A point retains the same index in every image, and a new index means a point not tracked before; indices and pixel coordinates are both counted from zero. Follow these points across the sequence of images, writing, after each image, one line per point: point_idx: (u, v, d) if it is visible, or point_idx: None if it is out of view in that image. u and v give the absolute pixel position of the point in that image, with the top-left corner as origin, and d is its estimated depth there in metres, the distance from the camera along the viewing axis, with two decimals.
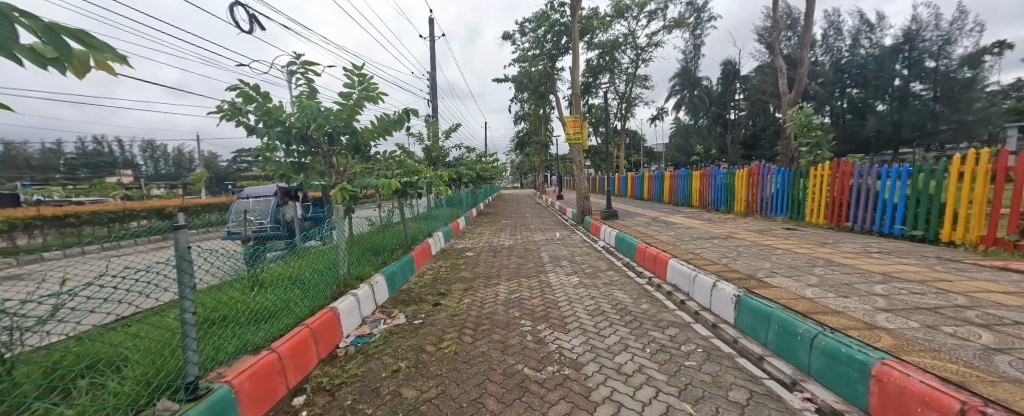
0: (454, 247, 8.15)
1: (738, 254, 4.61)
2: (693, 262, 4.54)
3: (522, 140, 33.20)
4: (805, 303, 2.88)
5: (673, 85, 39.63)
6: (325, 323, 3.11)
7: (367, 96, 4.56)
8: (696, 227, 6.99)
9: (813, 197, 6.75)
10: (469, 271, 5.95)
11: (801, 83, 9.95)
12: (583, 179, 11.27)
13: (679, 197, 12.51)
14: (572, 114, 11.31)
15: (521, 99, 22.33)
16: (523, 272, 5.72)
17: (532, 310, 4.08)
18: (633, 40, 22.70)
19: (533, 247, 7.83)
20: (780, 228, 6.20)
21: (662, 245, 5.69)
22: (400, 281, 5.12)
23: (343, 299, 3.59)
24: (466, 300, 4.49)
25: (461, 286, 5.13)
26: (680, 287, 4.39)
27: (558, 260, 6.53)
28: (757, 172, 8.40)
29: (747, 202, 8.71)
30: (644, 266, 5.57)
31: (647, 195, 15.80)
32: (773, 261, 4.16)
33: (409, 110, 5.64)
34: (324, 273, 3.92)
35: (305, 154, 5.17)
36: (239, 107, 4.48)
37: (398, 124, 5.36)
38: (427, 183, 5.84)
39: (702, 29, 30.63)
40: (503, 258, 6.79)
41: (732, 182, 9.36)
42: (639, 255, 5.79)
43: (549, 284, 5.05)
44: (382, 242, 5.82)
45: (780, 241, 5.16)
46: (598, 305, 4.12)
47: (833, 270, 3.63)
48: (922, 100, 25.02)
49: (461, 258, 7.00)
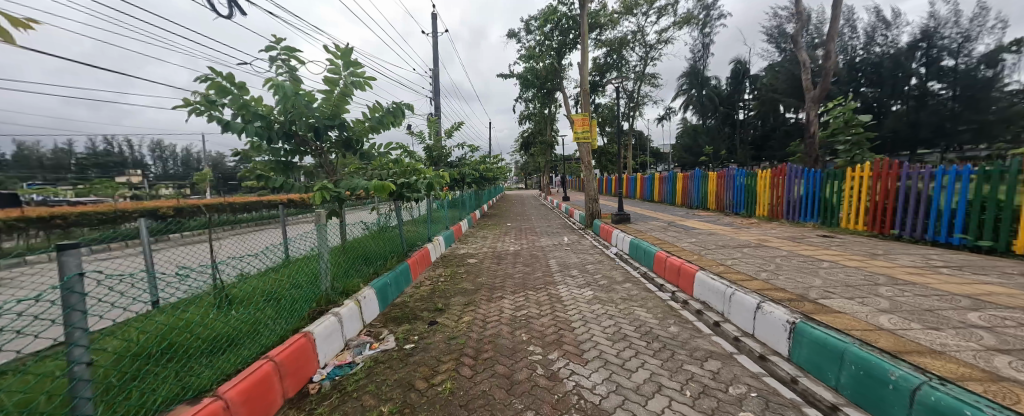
0: (455, 253, 7.62)
1: (778, 268, 4.02)
2: (725, 276, 3.96)
3: (527, 141, 32.69)
4: (889, 339, 2.30)
5: (681, 84, 38.87)
6: (296, 353, 2.60)
7: (355, 84, 4.36)
8: (719, 233, 6.39)
9: (850, 201, 6.12)
10: (471, 281, 5.42)
11: (827, 78, 9.32)
12: (592, 180, 10.70)
13: (693, 200, 11.89)
14: (581, 111, 10.76)
15: (526, 98, 21.79)
16: (530, 284, 5.18)
17: (542, 332, 3.53)
18: (642, 38, 22.13)
19: (540, 254, 7.27)
20: (815, 236, 5.58)
21: (686, 254, 5.12)
22: (393, 294, 4.60)
23: (323, 320, 3.09)
24: (467, 318, 3.95)
25: (461, 300, 4.59)
26: (712, 305, 3.82)
27: (568, 268, 5.97)
28: (782, 173, 7.79)
29: (771, 205, 8.08)
30: (665, 278, 5.00)
31: (657, 197, 15.20)
32: (822, 277, 3.58)
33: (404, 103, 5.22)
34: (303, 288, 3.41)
35: (292, 153, 4.70)
36: (212, 100, 3.96)
37: (394, 117, 4.94)
38: (426, 184, 5.30)
39: (711, 27, 30.04)
40: (509, 267, 6.25)
41: (753, 184, 8.74)
42: (660, 265, 5.22)
43: (561, 299, 4.49)
44: (376, 250, 5.27)
45: (822, 252, 4.56)
46: (618, 327, 3.55)
47: (902, 291, 3.07)
48: (940, 99, 24.15)
49: (463, 266, 6.46)
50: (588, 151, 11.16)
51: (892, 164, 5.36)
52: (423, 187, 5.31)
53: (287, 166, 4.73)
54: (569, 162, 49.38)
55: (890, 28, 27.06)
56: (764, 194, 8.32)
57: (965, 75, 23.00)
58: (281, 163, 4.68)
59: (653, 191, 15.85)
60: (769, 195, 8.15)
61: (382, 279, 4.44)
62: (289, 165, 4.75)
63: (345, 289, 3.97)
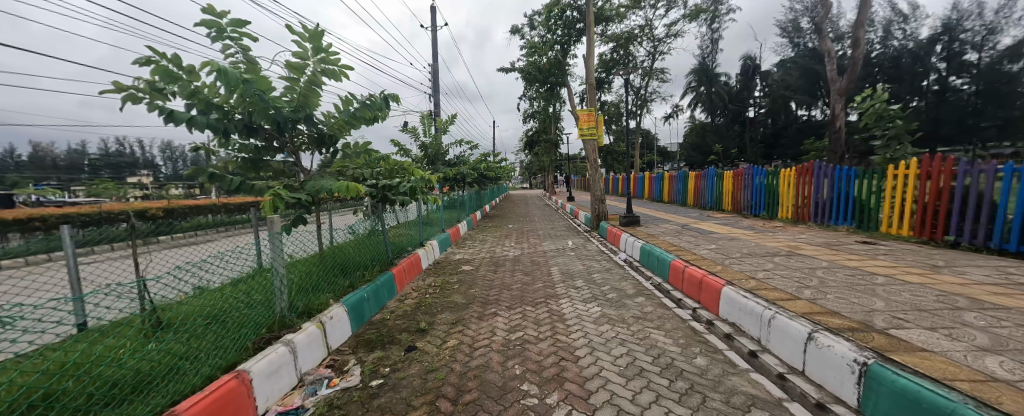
0: (450, 259, 7.05)
1: (823, 284, 3.38)
2: (760, 294, 3.32)
3: (532, 140, 32.06)
4: (1018, 399, 1.65)
5: (689, 81, 37.95)
6: (218, 405, 2.01)
7: (326, 72, 3.68)
8: (741, 239, 5.71)
9: (892, 202, 5.42)
10: (462, 294, 4.82)
11: (855, 68, 8.56)
12: (598, 180, 10.04)
13: (706, 200, 11.20)
14: (587, 106, 10.23)
15: (530, 96, 21.11)
16: (529, 297, 4.58)
17: (539, 363, 2.92)
18: (649, 32, 21.41)
19: (542, 260, 6.67)
20: (855, 243, 4.89)
21: (708, 264, 4.46)
22: (371, 310, 4.02)
23: (269, 352, 2.51)
24: (452, 342, 3.36)
25: (448, 317, 4.00)
26: (745, 329, 3.19)
27: (572, 278, 5.34)
28: (808, 172, 7.07)
29: (796, 207, 7.37)
30: (683, 292, 4.36)
31: (668, 198, 14.49)
32: (884, 297, 2.93)
33: (388, 95, 4.59)
34: (252, 312, 2.87)
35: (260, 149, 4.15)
36: (158, 88, 3.41)
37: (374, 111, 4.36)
38: (409, 187, 4.70)
39: (719, 22, 29.22)
40: (506, 276, 5.64)
41: (775, 184, 8.02)
42: (677, 276, 4.59)
43: (564, 318, 3.87)
44: (357, 259, 4.70)
45: (871, 263, 3.88)
46: (632, 358, 2.91)
47: (998, 320, 2.41)
48: (962, 95, 23.00)
49: (456, 275, 5.86)
50: (595, 148, 10.47)
51: (943, 162, 4.69)
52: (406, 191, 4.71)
53: (256, 163, 4.22)
54: (575, 161, 48.57)
55: (908, 21, 25.78)
56: (789, 195, 7.59)
57: (989, 69, 21.64)
58: (248, 159, 4.16)
59: (662, 191, 15.16)
60: (794, 196, 7.44)
61: (359, 292, 3.89)
62: (256, 162, 4.22)
63: (308, 309, 3.38)
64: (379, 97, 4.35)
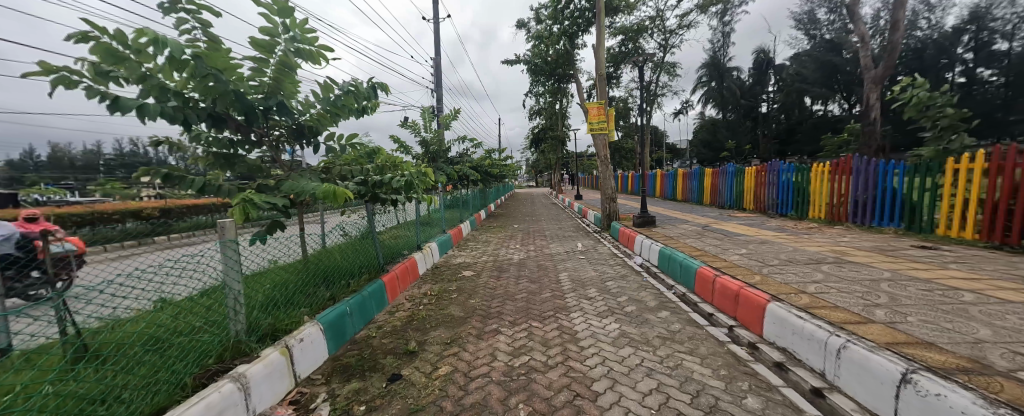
0: (450, 262, 6.55)
1: (895, 302, 2.77)
2: (820, 314, 2.71)
3: (538, 137, 31.40)
4: None
5: (700, 76, 36.96)
6: None
7: (300, 52, 3.15)
8: (774, 242, 5.09)
9: (954, 201, 4.73)
10: (461, 305, 4.29)
11: (894, 54, 7.83)
12: (609, 177, 9.42)
13: (724, 198, 10.55)
14: (597, 99, 9.63)
15: (537, 92, 20.53)
16: (536, 310, 4.03)
17: (550, 401, 2.36)
18: (660, 23, 20.67)
19: (550, 264, 6.11)
20: (913, 249, 4.23)
21: (742, 272, 3.87)
22: (354, 326, 3.49)
23: (209, 392, 1.97)
24: (447, 368, 2.83)
25: (443, 335, 3.46)
26: (802, 358, 2.59)
27: (584, 287, 4.78)
28: (845, 167, 6.39)
29: (830, 206, 6.69)
30: (714, 305, 3.78)
31: (681, 196, 13.83)
32: (986, 322, 2.32)
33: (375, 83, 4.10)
34: (208, 342, 2.38)
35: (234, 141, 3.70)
36: (103, 71, 2.86)
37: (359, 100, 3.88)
38: (404, 183, 4.07)
39: (731, 14, 28.28)
40: (511, 283, 5.11)
41: (805, 181, 7.35)
42: (705, 287, 4.03)
43: (576, 337, 3.30)
44: (345, 265, 4.21)
45: (945, 274, 3.26)
46: (666, 396, 2.34)
47: None
48: (991, 87, 21.90)
49: (456, 281, 5.35)
50: (605, 143, 9.84)
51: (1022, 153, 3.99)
52: (399, 187, 4.09)
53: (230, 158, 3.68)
54: (581, 159, 47.77)
55: (933, 10, 24.58)
56: (821, 194, 6.93)
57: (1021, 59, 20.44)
58: (220, 154, 3.64)
59: (675, 189, 14.51)
60: (827, 194, 6.77)
61: (341, 306, 3.38)
62: (230, 158, 3.69)
63: (272, 330, 2.84)
64: (366, 86, 3.87)
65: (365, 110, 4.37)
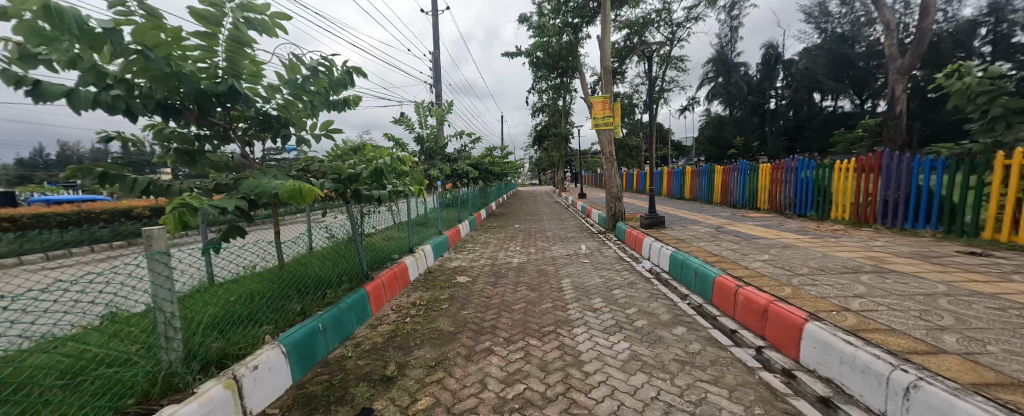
0: (445, 266, 6.13)
1: (965, 324, 2.30)
2: (873, 338, 2.25)
3: (541, 134, 30.88)
4: None
5: (706, 72, 36.23)
6: None
7: (252, 23, 2.74)
8: (799, 246, 4.60)
9: (1005, 201, 4.22)
10: (451, 317, 3.87)
11: (924, 41, 7.37)
12: (615, 175, 8.95)
13: (736, 197, 10.03)
14: (602, 93, 9.14)
15: (539, 88, 20.07)
16: (535, 325, 3.59)
17: None
18: (667, 16, 20.08)
19: (551, 269, 5.67)
20: (961, 256, 3.74)
21: (768, 282, 3.41)
22: (325, 346, 3.05)
23: None
24: (426, 401, 2.39)
25: (428, 355, 3.03)
26: (852, 391, 2.14)
27: (589, 296, 4.34)
28: (872, 164, 5.88)
29: (855, 205, 6.19)
30: (737, 321, 3.32)
31: (690, 195, 13.31)
32: None
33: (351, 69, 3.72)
34: (139, 375, 1.96)
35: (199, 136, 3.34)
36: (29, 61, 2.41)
37: (332, 86, 3.50)
38: (374, 172, 3.63)
39: (739, 8, 27.58)
40: (508, 291, 4.66)
41: (825, 178, 6.85)
42: (726, 298, 3.57)
43: (580, 360, 2.85)
44: (323, 274, 3.81)
45: (1014, 289, 2.77)
46: None
47: None
48: None
49: (450, 288, 4.93)
50: (611, 139, 9.35)
51: None
52: (368, 177, 3.67)
53: (193, 155, 3.27)
54: (586, 157, 47.18)
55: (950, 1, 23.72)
56: (844, 192, 6.42)
57: None
58: (182, 150, 3.23)
59: (683, 187, 13.99)
60: (851, 193, 6.27)
61: (311, 322, 2.97)
62: (192, 155, 3.27)
63: (221, 357, 2.35)
64: (339, 71, 3.49)
65: (347, 103, 3.97)
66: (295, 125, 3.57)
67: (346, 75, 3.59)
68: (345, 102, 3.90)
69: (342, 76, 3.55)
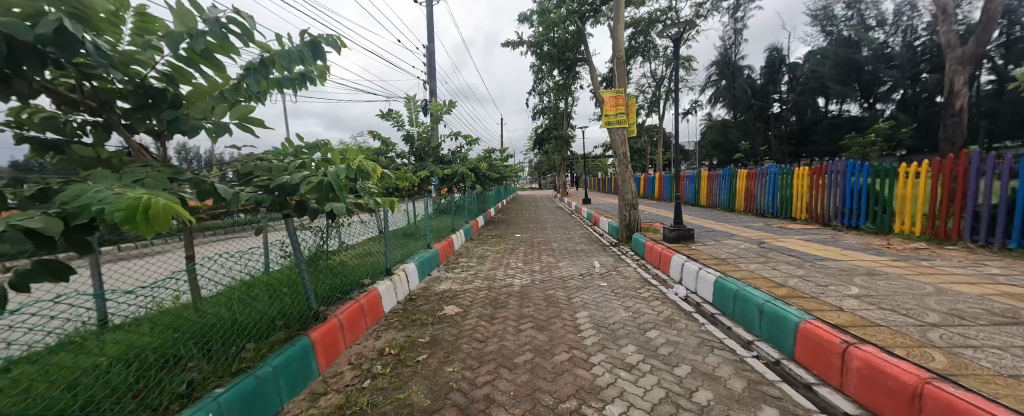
0: (431, 291, 5.02)
1: None
2: None
3: (542, 138, 29.93)
4: None
5: (710, 75, 35.43)
6: None
7: None
8: (889, 275, 3.52)
9: None
10: (428, 379, 2.72)
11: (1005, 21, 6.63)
12: (629, 180, 7.88)
13: (764, 204, 8.96)
14: (615, 87, 8.10)
15: (542, 89, 19.11)
16: (546, 395, 2.48)
17: None
18: (674, 15, 19.20)
19: (561, 296, 4.57)
20: None
21: (897, 340, 2.29)
22: None
23: None
24: None
25: None
26: None
27: (615, 342, 3.23)
28: (955, 167, 4.82)
29: (931, 218, 5.13)
30: (859, 400, 2.18)
31: (706, 202, 12.26)
32: None
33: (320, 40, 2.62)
34: None
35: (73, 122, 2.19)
36: None
37: (284, 63, 2.42)
38: (317, 189, 2.29)
39: (743, 10, 26.92)
40: (508, 332, 3.54)
41: (888, 186, 5.74)
42: (824, 357, 2.47)
43: None
44: (256, 317, 2.73)
45: None
46: None
47: None
48: None
49: (433, 326, 3.77)
50: (624, 139, 8.25)
51: None
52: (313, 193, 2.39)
53: (59, 149, 2.14)
54: (587, 161, 46.24)
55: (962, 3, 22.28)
56: (914, 201, 5.36)
57: None
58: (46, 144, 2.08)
59: (698, 192, 12.92)
60: (924, 202, 5.22)
61: (196, 410, 1.82)
62: (63, 149, 2.13)
63: None
64: (293, 43, 2.44)
65: (309, 78, 2.86)
66: (190, 101, 2.31)
67: (300, 48, 2.50)
68: (304, 79, 2.77)
69: (296, 49, 2.48)
